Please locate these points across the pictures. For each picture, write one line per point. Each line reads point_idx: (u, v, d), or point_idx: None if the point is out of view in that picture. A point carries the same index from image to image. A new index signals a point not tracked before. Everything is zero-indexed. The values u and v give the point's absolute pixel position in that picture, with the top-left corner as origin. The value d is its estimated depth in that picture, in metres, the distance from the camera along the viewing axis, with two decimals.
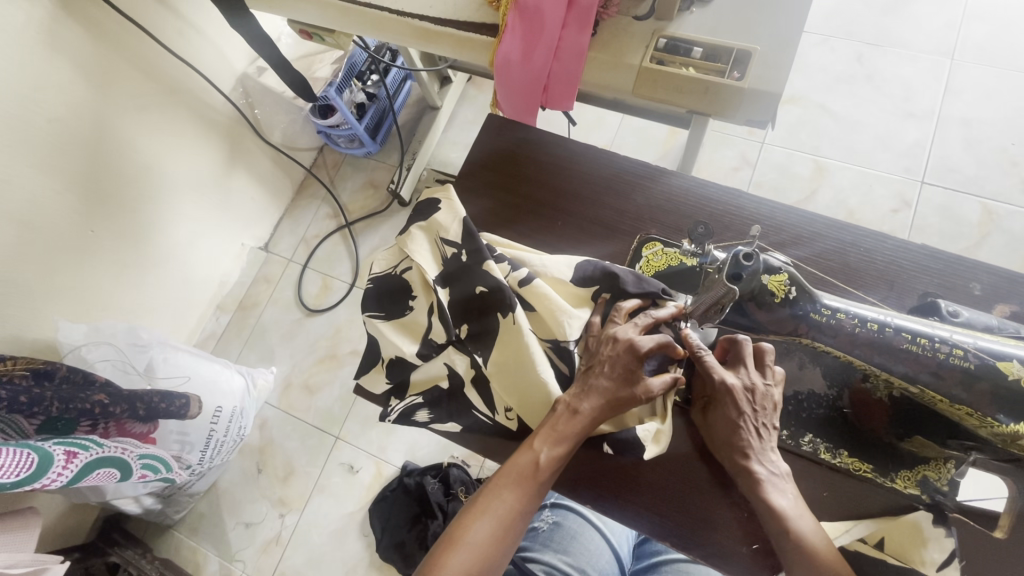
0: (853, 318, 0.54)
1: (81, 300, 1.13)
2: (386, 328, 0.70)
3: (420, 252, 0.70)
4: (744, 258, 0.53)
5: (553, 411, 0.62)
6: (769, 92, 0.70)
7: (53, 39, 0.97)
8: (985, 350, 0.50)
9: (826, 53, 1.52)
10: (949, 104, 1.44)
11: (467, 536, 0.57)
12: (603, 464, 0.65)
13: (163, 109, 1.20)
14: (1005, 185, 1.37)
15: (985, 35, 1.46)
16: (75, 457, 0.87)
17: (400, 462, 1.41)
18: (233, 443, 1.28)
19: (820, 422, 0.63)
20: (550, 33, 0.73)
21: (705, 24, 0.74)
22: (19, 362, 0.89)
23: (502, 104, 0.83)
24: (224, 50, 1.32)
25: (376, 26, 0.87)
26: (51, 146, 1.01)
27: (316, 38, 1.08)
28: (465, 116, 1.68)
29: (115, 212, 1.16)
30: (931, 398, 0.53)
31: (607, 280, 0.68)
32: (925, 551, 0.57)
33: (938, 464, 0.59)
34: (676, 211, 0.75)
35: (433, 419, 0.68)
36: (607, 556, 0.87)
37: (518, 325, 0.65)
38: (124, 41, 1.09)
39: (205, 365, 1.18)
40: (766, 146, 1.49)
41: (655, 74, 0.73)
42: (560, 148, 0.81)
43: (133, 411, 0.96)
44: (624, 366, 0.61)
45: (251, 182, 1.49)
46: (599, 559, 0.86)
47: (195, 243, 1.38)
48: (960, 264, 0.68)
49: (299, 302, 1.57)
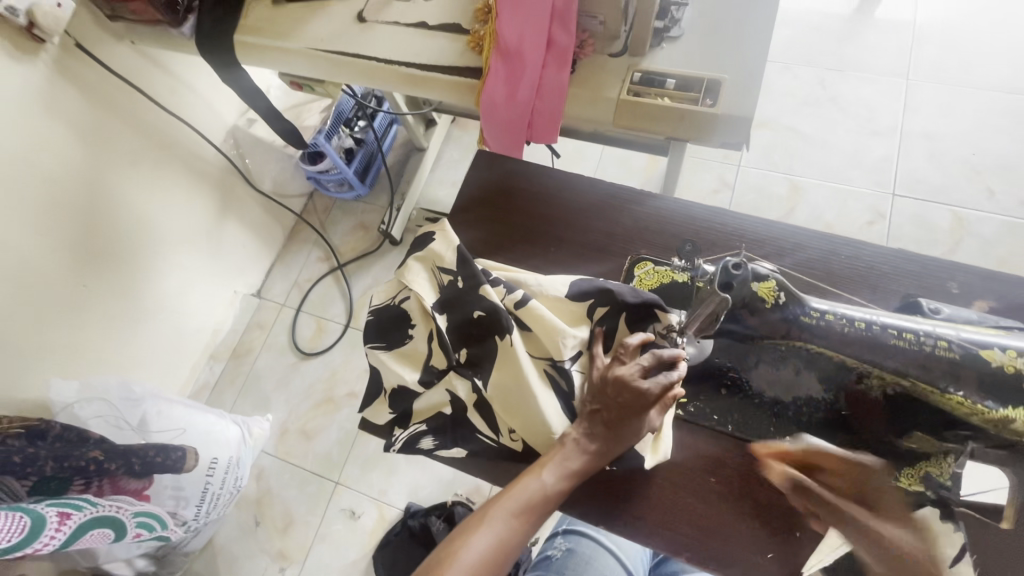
0: (841, 318, 0.56)
1: (71, 359, 1.14)
2: (388, 358, 0.68)
3: (419, 282, 0.69)
4: (733, 267, 0.56)
5: (562, 443, 0.61)
6: (741, 116, 0.74)
7: (49, 101, 1.00)
8: (967, 341, 0.53)
9: (791, 80, 1.60)
10: (910, 120, 1.52)
11: (463, 553, 0.56)
12: (606, 486, 0.64)
13: (155, 163, 1.22)
14: (972, 193, 1.44)
15: (935, 56, 1.55)
16: (69, 518, 0.84)
17: (403, 504, 1.38)
18: (229, 496, 1.25)
19: (820, 425, 0.62)
20: (531, 74, 0.78)
21: (676, 59, 0.79)
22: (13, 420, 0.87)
23: (488, 138, 0.87)
24: (216, 104, 1.36)
25: (365, 75, 0.90)
26: (49, 205, 1.04)
27: (307, 88, 1.14)
28: (450, 155, 1.73)
29: (106, 267, 1.18)
30: (923, 390, 0.55)
31: (603, 296, 0.67)
32: (937, 547, 0.55)
33: (939, 459, 0.58)
34: (663, 232, 0.78)
35: (439, 446, 0.65)
36: None
37: (514, 349, 0.64)
38: (119, 100, 1.12)
39: (199, 416, 1.17)
40: (742, 168, 1.55)
41: (632, 105, 0.77)
42: (547, 179, 0.84)
43: (128, 466, 0.95)
44: (631, 408, 0.60)
45: (243, 230, 1.51)
46: None
47: (187, 293, 1.39)
48: (935, 266, 0.70)
49: (294, 347, 1.56)
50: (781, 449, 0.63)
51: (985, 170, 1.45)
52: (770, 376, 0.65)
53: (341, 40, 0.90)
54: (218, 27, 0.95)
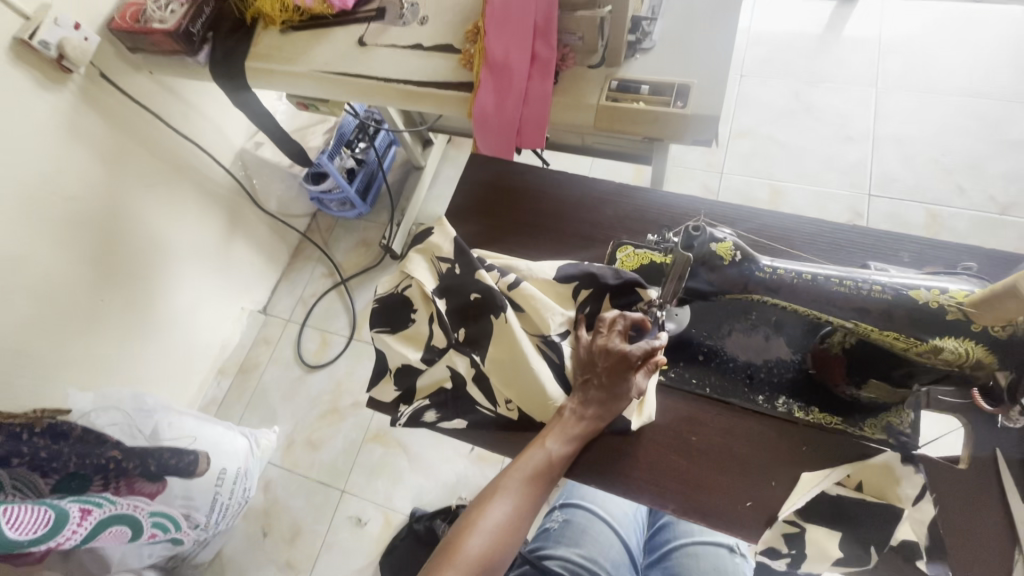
0: (790, 273, 0.63)
1: (88, 371, 1.20)
2: (392, 341, 0.73)
3: (419, 270, 0.75)
4: (694, 230, 0.67)
5: (561, 415, 0.67)
6: (710, 115, 0.81)
7: (73, 127, 1.08)
8: (899, 284, 0.59)
9: (767, 92, 1.70)
10: (882, 126, 1.60)
11: (480, 523, 0.62)
12: (597, 448, 0.69)
13: (168, 184, 1.30)
14: (944, 191, 1.51)
15: (901, 66, 1.65)
16: (90, 514, 0.89)
17: (408, 509, 1.41)
18: (238, 506, 1.27)
19: (790, 384, 0.69)
20: (518, 85, 0.86)
21: (650, 67, 0.87)
22: (43, 415, 0.93)
23: (480, 145, 0.94)
24: (226, 129, 1.45)
25: (367, 92, 0.98)
26: (70, 223, 1.10)
27: (312, 108, 1.22)
28: (447, 172, 1.81)
29: (122, 282, 1.24)
30: (866, 330, 0.61)
31: (586, 278, 0.73)
32: (900, 488, 0.61)
33: (899, 409, 0.66)
34: (643, 221, 0.84)
35: (441, 418, 0.71)
36: (618, 547, 0.90)
37: (510, 325, 0.70)
38: (137, 126, 1.20)
39: (208, 428, 1.19)
40: (725, 176, 1.63)
41: (611, 110, 0.85)
42: (535, 179, 0.91)
43: (144, 467, 0.99)
44: (618, 374, 0.66)
45: (250, 248, 1.58)
46: (610, 550, 0.89)
47: (196, 309, 1.44)
48: (888, 238, 0.77)
49: (299, 359, 1.61)
50: (755, 407, 0.69)
51: (955, 169, 1.53)
52: (744, 342, 0.72)
53: (344, 61, 0.99)
54: (230, 56, 1.04)
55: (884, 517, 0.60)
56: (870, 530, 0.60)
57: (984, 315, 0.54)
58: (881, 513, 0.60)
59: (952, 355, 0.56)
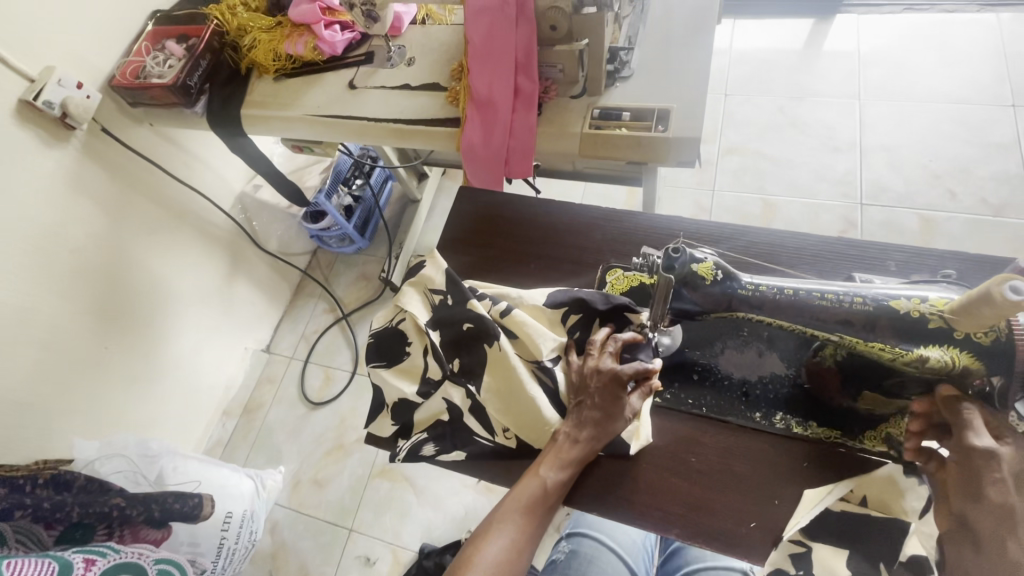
0: (772, 288, 0.64)
1: (93, 419, 1.21)
2: (389, 375, 0.74)
3: (412, 303, 0.76)
4: (673, 251, 0.65)
5: (555, 440, 0.67)
6: (691, 137, 0.83)
7: (77, 181, 1.11)
8: (880, 295, 0.60)
9: (752, 109, 1.73)
10: (868, 136, 1.63)
11: (479, 559, 0.60)
12: (597, 472, 0.68)
13: (171, 232, 1.33)
14: (936, 197, 1.52)
15: (881, 77, 1.69)
16: (93, 564, 0.87)
17: (417, 546, 1.38)
18: (245, 551, 1.24)
19: (786, 400, 0.69)
20: (503, 118, 0.88)
21: (630, 94, 0.90)
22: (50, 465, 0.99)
23: (471, 178, 0.96)
24: (225, 174, 1.49)
25: (357, 132, 1.01)
26: (73, 273, 1.13)
27: (306, 151, 1.26)
28: (443, 204, 1.84)
29: (125, 328, 1.25)
30: (852, 342, 0.62)
31: (576, 304, 0.73)
32: (904, 500, 0.60)
33: (897, 420, 0.65)
34: (631, 243, 0.85)
35: (440, 451, 0.70)
36: None
37: (503, 352, 0.71)
38: (139, 176, 1.24)
39: (212, 470, 1.20)
40: (717, 193, 1.65)
41: (594, 137, 0.87)
42: (524, 207, 0.92)
43: (148, 513, 0.99)
44: (610, 394, 0.66)
45: (252, 288, 1.60)
46: None
47: (199, 351, 1.45)
48: (873, 247, 0.77)
49: (303, 397, 1.61)
50: (753, 425, 0.69)
51: (946, 174, 1.54)
52: (737, 359, 0.72)
53: (334, 104, 1.02)
54: (226, 106, 1.08)
55: (893, 531, 0.59)
56: (878, 545, 0.59)
57: (963, 322, 0.55)
58: (889, 527, 0.59)
59: (937, 361, 0.57)
